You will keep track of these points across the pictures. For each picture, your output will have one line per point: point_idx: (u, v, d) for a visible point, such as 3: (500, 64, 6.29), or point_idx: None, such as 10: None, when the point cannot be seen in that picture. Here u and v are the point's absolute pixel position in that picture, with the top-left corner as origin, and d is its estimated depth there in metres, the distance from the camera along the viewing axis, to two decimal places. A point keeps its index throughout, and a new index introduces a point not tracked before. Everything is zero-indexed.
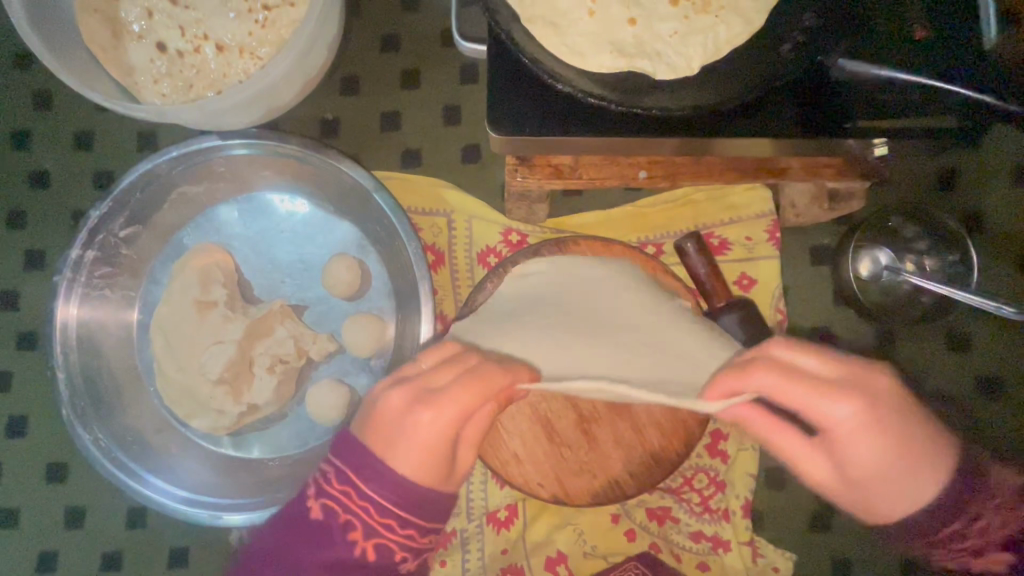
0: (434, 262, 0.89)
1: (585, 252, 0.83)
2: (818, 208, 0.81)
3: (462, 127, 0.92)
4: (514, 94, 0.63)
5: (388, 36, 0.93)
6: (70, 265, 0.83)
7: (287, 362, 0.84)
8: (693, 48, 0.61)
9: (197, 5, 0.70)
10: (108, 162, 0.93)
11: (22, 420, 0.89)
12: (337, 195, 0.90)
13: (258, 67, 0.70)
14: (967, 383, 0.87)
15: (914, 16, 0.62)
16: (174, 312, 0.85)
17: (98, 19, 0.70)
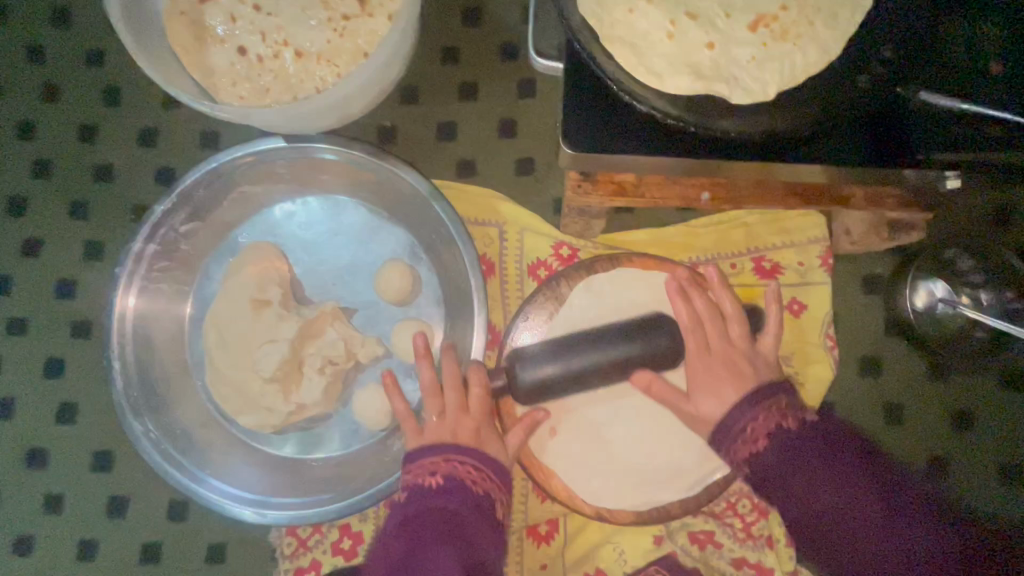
0: (485, 272, 0.90)
1: (636, 271, 0.84)
2: (875, 236, 0.81)
3: (517, 140, 0.94)
4: (589, 112, 0.64)
5: (450, 49, 0.95)
6: (132, 257, 0.85)
7: (336, 364, 0.85)
8: (772, 74, 0.62)
9: (280, 13, 0.72)
10: (170, 158, 0.95)
11: (72, 407, 0.91)
12: (393, 202, 0.92)
13: (335, 76, 0.71)
14: (1021, 422, 0.85)
15: (994, 53, 0.62)
16: (229, 308, 0.86)
17: (184, 23, 0.72)
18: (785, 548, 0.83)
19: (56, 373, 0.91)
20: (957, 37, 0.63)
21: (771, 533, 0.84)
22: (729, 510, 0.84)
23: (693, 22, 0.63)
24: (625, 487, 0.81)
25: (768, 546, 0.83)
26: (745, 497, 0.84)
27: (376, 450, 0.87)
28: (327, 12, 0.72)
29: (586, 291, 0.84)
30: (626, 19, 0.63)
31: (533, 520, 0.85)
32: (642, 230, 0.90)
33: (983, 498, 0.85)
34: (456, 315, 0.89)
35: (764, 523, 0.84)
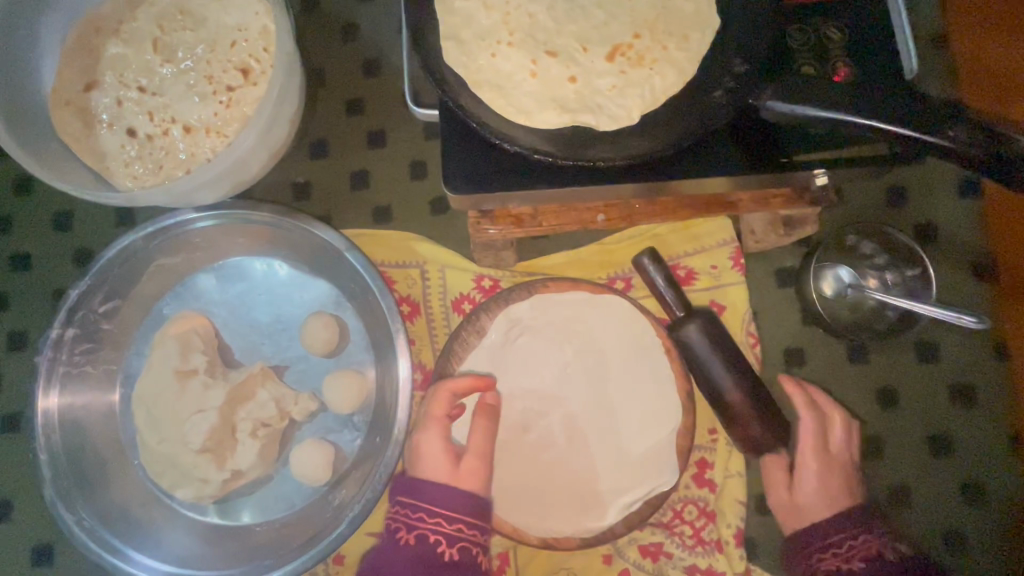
0: (410, 313, 0.91)
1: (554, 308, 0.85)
2: (775, 233, 0.84)
3: (428, 181, 0.96)
4: (468, 153, 0.66)
5: (353, 101, 0.97)
6: (50, 345, 0.85)
7: (269, 425, 0.85)
8: (632, 100, 0.65)
9: (164, 91, 0.74)
10: (87, 240, 0.95)
11: (8, 504, 0.89)
12: (312, 256, 0.93)
13: (225, 145, 0.73)
14: (942, 392, 0.88)
15: (837, 56, 0.67)
16: (154, 384, 0.85)
17: (71, 111, 0.73)
18: (735, 550, 0.84)
19: None
20: (802, 41, 0.66)
21: (719, 536, 0.84)
22: (676, 519, 0.85)
23: (554, 59, 0.66)
24: (548, 512, 0.81)
25: (717, 550, 0.84)
26: (690, 503, 0.85)
27: (320, 505, 0.87)
28: (211, 84, 0.74)
29: (507, 322, 0.85)
30: (490, 64, 0.66)
31: None
32: (559, 254, 0.91)
33: (919, 473, 0.86)
34: (385, 359, 0.90)
35: (712, 526, 0.85)
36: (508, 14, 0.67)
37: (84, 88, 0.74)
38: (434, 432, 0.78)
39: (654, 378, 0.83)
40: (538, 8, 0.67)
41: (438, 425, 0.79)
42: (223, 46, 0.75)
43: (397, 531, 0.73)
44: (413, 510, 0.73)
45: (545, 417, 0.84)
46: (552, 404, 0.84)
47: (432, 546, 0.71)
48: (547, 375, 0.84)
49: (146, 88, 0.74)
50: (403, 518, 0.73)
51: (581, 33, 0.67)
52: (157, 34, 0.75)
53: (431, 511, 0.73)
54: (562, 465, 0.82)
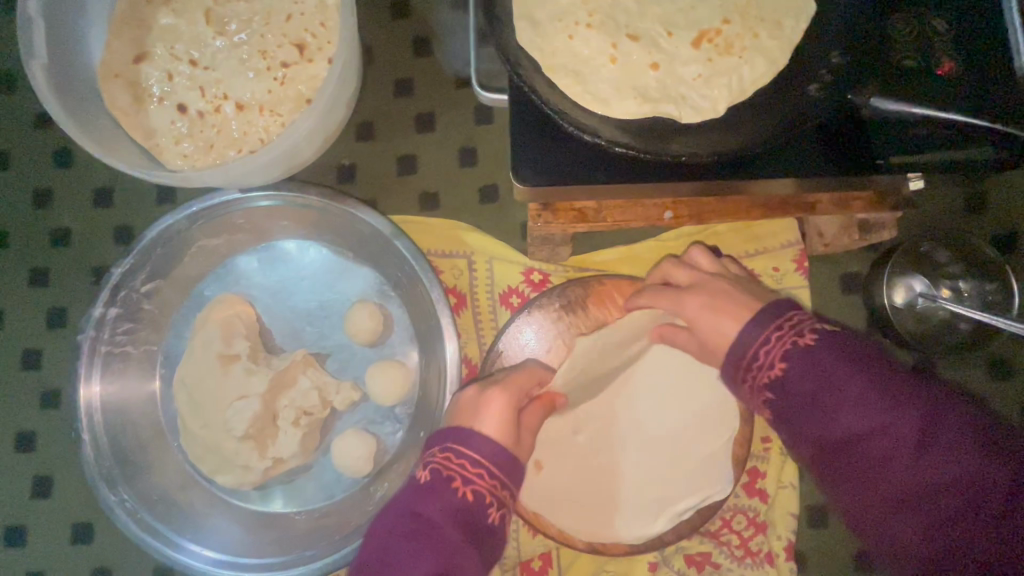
0: (456, 305, 0.88)
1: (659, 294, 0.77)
2: (848, 237, 0.80)
3: (479, 167, 0.92)
4: (538, 143, 0.62)
5: (403, 81, 0.93)
6: (92, 324, 0.83)
7: (311, 415, 0.83)
8: (717, 91, 0.60)
9: (217, 66, 0.71)
10: (127, 217, 0.93)
11: (48, 480, 0.88)
12: (357, 243, 0.90)
13: (279, 125, 0.70)
14: (1012, 411, 0.84)
15: (941, 50, 0.61)
16: (196, 367, 0.84)
17: (120, 84, 0.70)
18: (786, 563, 0.81)
19: (28, 446, 0.89)
20: (907, 33, 0.61)
21: (769, 548, 0.82)
22: (725, 528, 0.82)
23: (636, 44, 0.62)
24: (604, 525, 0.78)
25: (767, 563, 0.81)
26: (740, 513, 0.82)
27: (361, 497, 0.85)
28: (265, 60, 0.71)
29: (559, 320, 0.82)
30: (567, 46, 0.61)
31: (526, 556, 0.82)
32: (614, 250, 0.87)
33: None
34: (430, 352, 0.87)
35: (762, 538, 0.82)
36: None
37: (134, 59, 0.71)
38: (500, 395, 0.68)
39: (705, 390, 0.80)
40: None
41: (514, 391, 0.69)
42: (278, 19, 0.71)
43: (434, 483, 0.60)
44: (458, 457, 0.62)
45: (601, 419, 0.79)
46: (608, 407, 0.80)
47: (481, 505, 0.60)
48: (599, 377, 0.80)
49: (198, 61, 0.71)
50: (453, 470, 0.61)
51: (666, 16, 0.62)
52: (210, 5, 0.71)
53: (476, 463, 0.61)
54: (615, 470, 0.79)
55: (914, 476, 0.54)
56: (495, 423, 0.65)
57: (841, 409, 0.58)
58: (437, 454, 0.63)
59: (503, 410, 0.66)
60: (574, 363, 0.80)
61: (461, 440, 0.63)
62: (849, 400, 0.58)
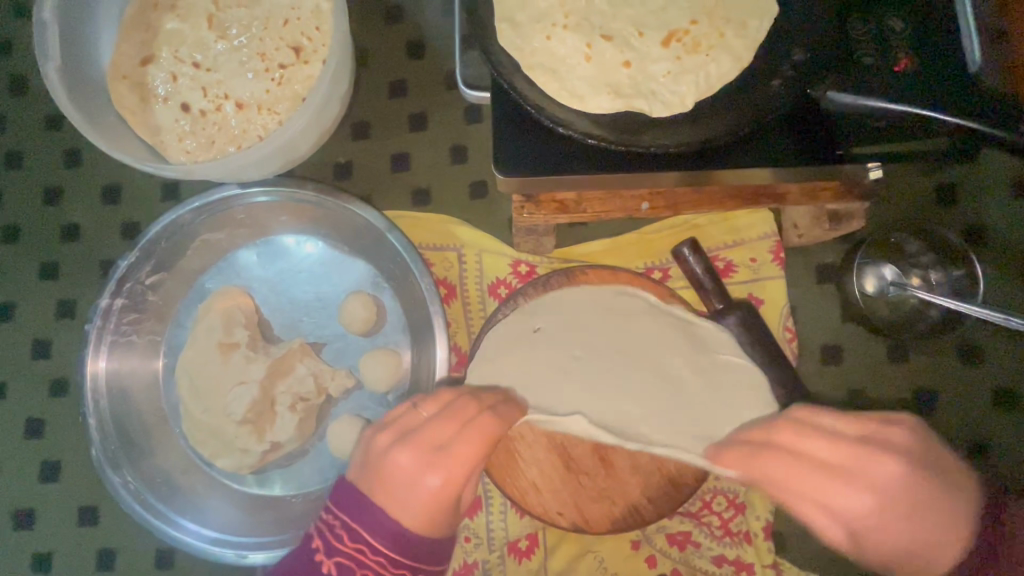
0: (446, 295, 0.92)
1: (784, 431, 0.57)
2: (820, 228, 0.82)
3: (468, 165, 0.96)
4: (517, 136, 0.66)
5: (396, 82, 0.97)
6: (100, 314, 0.86)
7: (307, 400, 0.86)
8: (686, 89, 0.64)
9: (218, 68, 0.75)
10: (133, 213, 0.97)
11: (55, 465, 0.92)
12: (351, 237, 0.94)
13: (277, 122, 0.74)
14: (982, 395, 0.87)
15: (900, 46, 0.64)
16: (198, 355, 0.88)
17: (127, 85, 0.75)
18: (764, 542, 0.84)
19: (36, 432, 0.93)
20: (866, 31, 0.64)
21: (748, 529, 0.84)
22: (705, 509, 0.85)
23: (609, 43, 0.66)
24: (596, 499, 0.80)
25: (745, 542, 0.84)
26: (720, 494, 0.85)
27: None
28: (264, 62, 0.75)
29: (540, 308, 0.83)
30: (545, 46, 0.65)
31: (513, 536, 0.86)
32: (597, 243, 0.91)
33: None
34: (422, 341, 0.91)
35: (741, 518, 0.85)
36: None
37: (141, 62, 0.75)
38: (417, 452, 0.57)
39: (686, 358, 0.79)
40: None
41: (469, 469, 0.57)
42: (276, 24, 0.76)
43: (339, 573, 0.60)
44: (355, 543, 0.59)
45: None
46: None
47: None
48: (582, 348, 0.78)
49: (201, 63, 0.75)
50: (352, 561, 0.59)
51: (638, 18, 0.67)
52: (212, 10, 0.76)
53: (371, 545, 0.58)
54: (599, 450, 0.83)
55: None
56: (416, 507, 0.57)
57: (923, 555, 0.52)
58: (331, 518, 0.61)
59: (426, 496, 0.57)
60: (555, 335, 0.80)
61: (358, 510, 0.59)
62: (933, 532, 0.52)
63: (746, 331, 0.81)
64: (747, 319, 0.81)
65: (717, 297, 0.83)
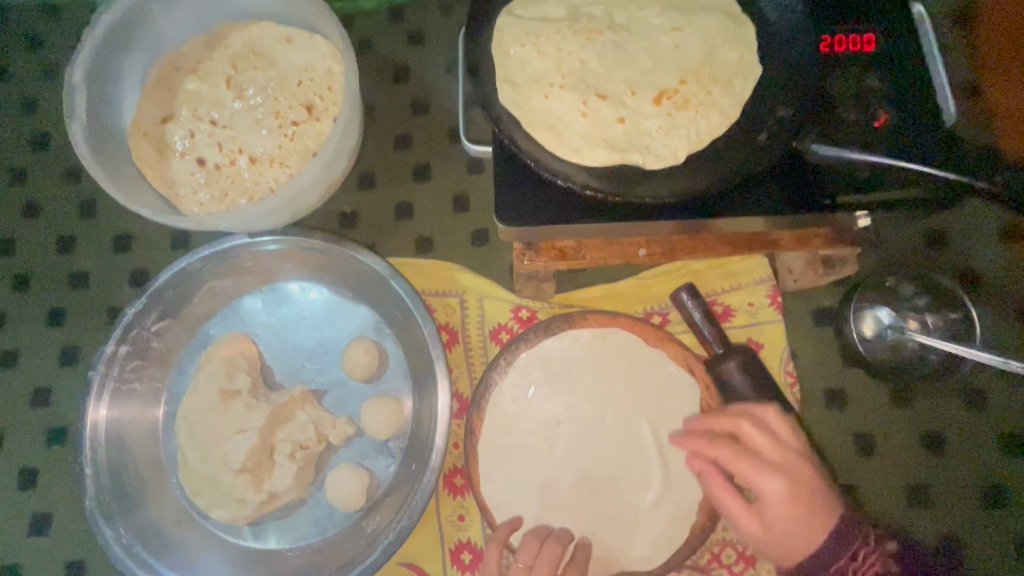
0: (449, 340, 0.93)
1: (725, 449, 0.68)
2: (814, 272, 0.85)
3: (470, 213, 0.99)
4: (517, 186, 0.69)
5: (401, 136, 1.02)
6: (104, 360, 0.88)
7: (307, 448, 0.85)
8: (678, 144, 0.68)
9: (234, 125, 0.79)
10: (143, 261, 1.00)
11: (46, 517, 0.90)
12: (356, 284, 0.96)
13: (288, 175, 0.77)
14: (989, 441, 0.86)
15: (878, 102, 0.68)
16: (198, 402, 0.88)
17: (146, 141, 0.79)
18: None
19: (29, 483, 0.91)
20: (844, 90, 0.69)
21: None
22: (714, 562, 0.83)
23: (604, 101, 0.70)
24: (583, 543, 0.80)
25: None
26: (728, 546, 0.84)
27: (353, 532, 0.87)
28: (277, 120, 0.79)
29: (542, 354, 0.86)
30: (543, 104, 0.70)
31: None
32: (597, 288, 0.93)
33: (969, 525, 0.84)
34: (423, 387, 0.91)
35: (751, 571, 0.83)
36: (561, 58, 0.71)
37: (161, 119, 0.80)
38: None
39: (684, 398, 0.83)
40: (590, 53, 0.71)
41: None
42: (291, 84, 0.80)
43: None
44: None
45: (588, 445, 0.83)
46: (594, 430, 0.84)
47: None
48: (582, 386, 0.85)
49: (218, 121, 0.80)
50: None
51: (630, 78, 0.71)
52: (231, 73, 0.81)
53: None
54: (601, 496, 0.81)
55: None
56: None
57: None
58: None
59: None
60: (553, 380, 0.85)
61: None
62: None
63: (747, 375, 0.81)
64: (749, 361, 0.81)
65: (716, 340, 0.83)
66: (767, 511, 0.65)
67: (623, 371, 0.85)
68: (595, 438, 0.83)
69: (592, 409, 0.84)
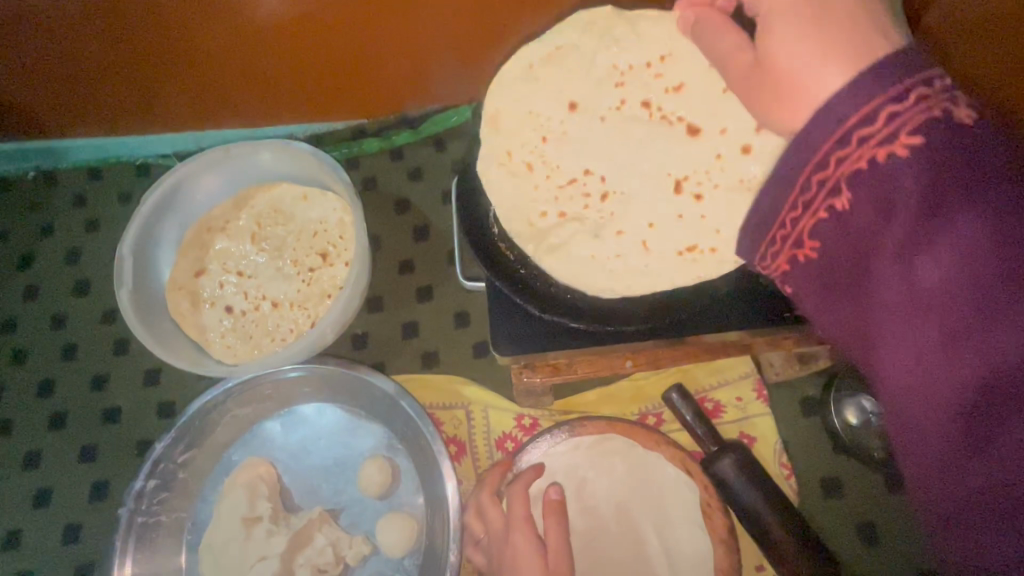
0: (457, 453, 0.98)
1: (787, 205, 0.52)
2: (793, 368, 0.95)
3: (471, 327, 1.08)
4: (509, 319, 0.80)
5: (405, 261, 1.13)
6: (133, 496, 0.92)
7: (325, 571, 0.89)
8: (666, 281, 0.74)
9: (258, 274, 0.90)
10: (171, 393, 1.08)
11: None
12: (368, 403, 1.02)
13: (306, 317, 0.87)
14: None
15: None
16: (222, 532, 0.92)
17: (181, 293, 0.89)
18: None
19: None
20: None
21: None
22: None
23: None
24: None
25: None
26: None
27: None
28: (297, 268, 0.90)
29: (547, 462, 0.91)
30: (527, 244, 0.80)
31: None
32: (593, 392, 0.99)
33: None
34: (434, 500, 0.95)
35: None
36: (545, 212, 0.80)
37: (195, 274, 0.91)
38: None
39: (684, 501, 0.87)
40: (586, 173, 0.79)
41: None
42: (307, 235, 0.92)
43: None
44: None
45: (599, 555, 0.85)
46: (599, 538, 0.87)
47: None
48: (586, 493, 0.89)
49: (245, 272, 0.91)
50: None
51: None
52: (255, 229, 0.93)
53: None
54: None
55: (990, 471, 0.39)
56: None
57: (909, 432, 0.43)
58: None
59: None
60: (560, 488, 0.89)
61: None
62: (934, 361, 0.40)
63: (742, 470, 0.84)
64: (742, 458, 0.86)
65: (711, 439, 0.88)
66: (935, 132, 0.41)
67: (624, 476, 0.89)
68: (604, 546, 0.86)
69: (598, 515, 0.88)
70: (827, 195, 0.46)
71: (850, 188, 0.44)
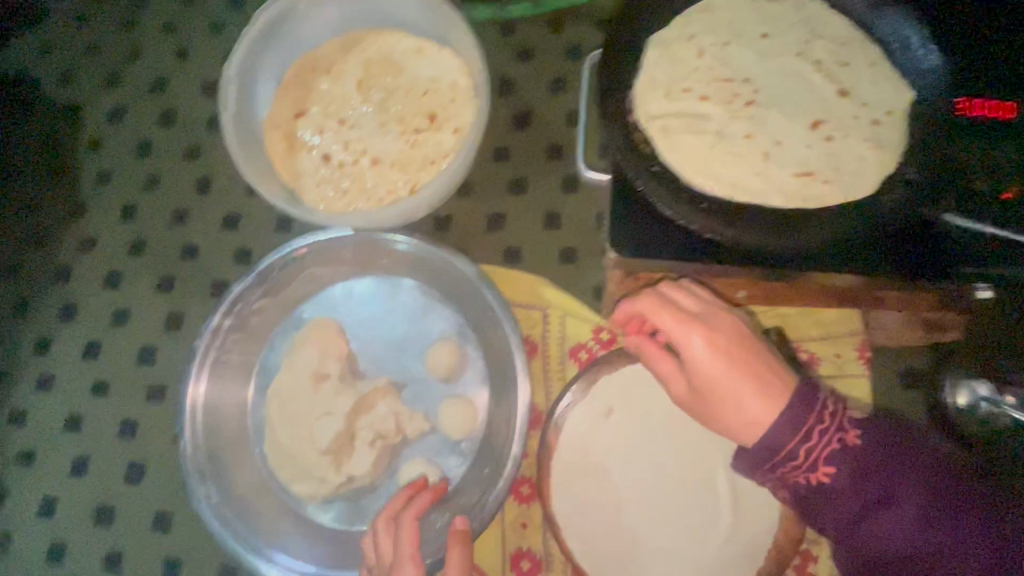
0: (529, 353, 0.96)
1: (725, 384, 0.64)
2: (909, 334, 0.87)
3: (561, 230, 1.01)
4: (631, 215, 0.71)
5: (502, 149, 1.05)
6: (211, 331, 0.95)
7: (386, 438, 0.90)
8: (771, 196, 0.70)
9: (360, 125, 0.84)
10: (248, 240, 1.06)
11: (141, 468, 0.97)
12: (446, 286, 0.99)
13: (407, 181, 0.82)
14: None
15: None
16: (291, 381, 0.93)
17: (279, 133, 0.84)
18: None
19: (128, 434, 0.99)
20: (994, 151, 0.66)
21: None
22: None
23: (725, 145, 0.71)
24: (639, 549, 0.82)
25: None
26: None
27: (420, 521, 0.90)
28: (402, 126, 0.83)
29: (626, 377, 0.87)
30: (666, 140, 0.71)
31: None
32: None
33: None
34: (502, 393, 0.94)
35: None
36: (689, 89, 0.74)
37: (294, 115, 0.85)
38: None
39: None
40: (745, 77, 0.76)
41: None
42: (417, 93, 0.84)
43: None
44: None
45: (659, 473, 0.84)
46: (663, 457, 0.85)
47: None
48: (659, 414, 0.86)
49: (347, 121, 0.84)
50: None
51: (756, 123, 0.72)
52: (362, 76, 0.85)
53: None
54: (671, 530, 0.82)
55: None
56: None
57: None
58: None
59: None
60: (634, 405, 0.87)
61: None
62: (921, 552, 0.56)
63: None
64: None
65: None
66: (838, 453, 0.59)
67: None
68: (669, 468, 0.84)
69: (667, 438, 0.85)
70: (804, 461, 0.60)
71: (826, 453, 0.60)
